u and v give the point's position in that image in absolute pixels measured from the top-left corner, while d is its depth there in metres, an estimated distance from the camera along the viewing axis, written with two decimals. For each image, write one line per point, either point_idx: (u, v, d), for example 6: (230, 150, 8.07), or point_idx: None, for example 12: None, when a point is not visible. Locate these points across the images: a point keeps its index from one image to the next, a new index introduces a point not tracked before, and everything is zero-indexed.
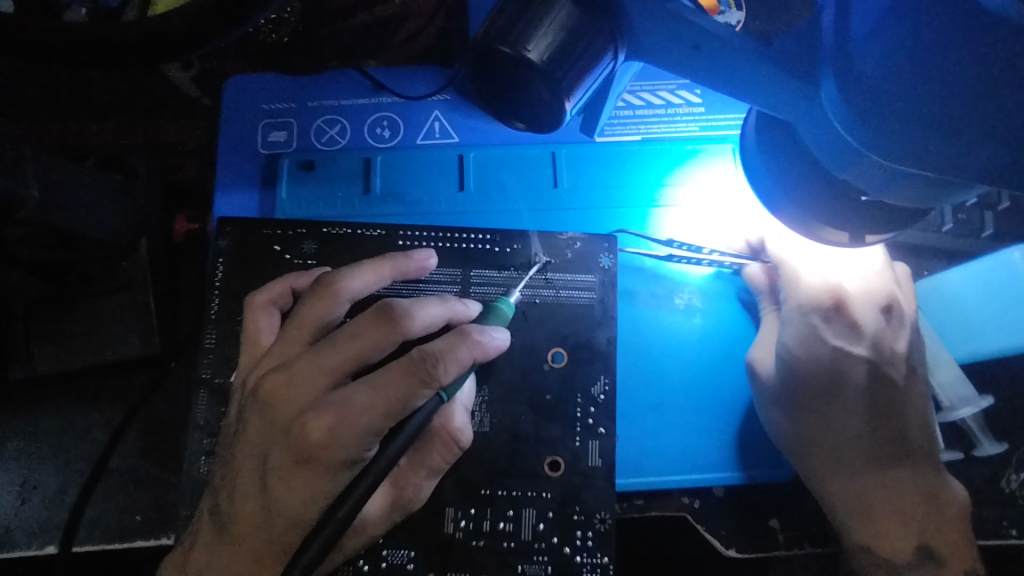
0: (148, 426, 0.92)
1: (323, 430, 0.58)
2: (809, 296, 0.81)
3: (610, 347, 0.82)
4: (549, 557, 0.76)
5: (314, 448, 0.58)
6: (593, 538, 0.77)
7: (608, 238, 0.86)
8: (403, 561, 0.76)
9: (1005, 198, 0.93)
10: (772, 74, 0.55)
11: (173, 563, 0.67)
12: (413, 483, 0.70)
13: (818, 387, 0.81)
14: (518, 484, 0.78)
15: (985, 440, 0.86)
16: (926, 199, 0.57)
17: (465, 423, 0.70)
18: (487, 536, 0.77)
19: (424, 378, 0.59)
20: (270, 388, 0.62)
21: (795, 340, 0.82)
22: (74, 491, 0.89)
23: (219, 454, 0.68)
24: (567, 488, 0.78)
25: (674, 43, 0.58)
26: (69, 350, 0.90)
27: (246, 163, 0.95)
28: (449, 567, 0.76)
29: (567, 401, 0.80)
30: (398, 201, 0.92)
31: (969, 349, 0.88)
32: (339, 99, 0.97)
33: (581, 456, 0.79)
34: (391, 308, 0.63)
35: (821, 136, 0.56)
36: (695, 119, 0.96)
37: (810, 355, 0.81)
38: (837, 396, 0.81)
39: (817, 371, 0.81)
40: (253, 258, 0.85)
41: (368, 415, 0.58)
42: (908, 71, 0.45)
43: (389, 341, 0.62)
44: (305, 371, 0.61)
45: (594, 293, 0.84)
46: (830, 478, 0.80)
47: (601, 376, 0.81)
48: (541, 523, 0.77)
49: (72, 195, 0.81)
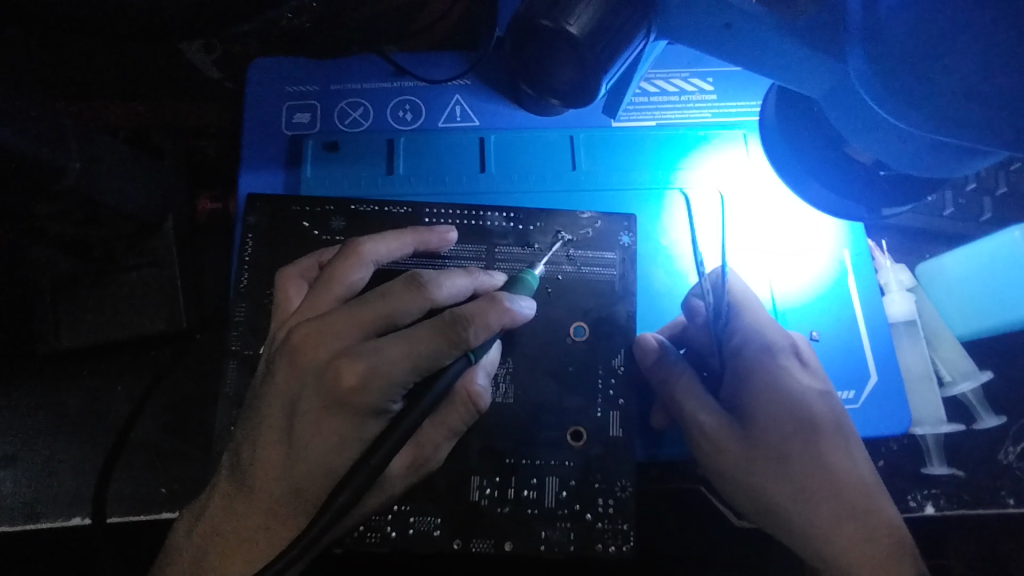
0: (169, 401, 0.94)
1: (357, 375, 0.59)
2: (770, 336, 0.80)
3: (630, 322, 0.85)
4: (571, 524, 0.79)
5: (347, 393, 0.59)
6: (614, 505, 0.80)
7: (628, 218, 0.89)
8: (430, 528, 0.78)
9: (1002, 183, 0.97)
10: (800, 50, 0.58)
11: (194, 517, 0.69)
12: (432, 442, 0.71)
13: (789, 429, 0.74)
14: (539, 453, 0.80)
15: (984, 413, 0.91)
16: (941, 171, 0.60)
17: (484, 388, 0.71)
18: (511, 503, 0.79)
19: (454, 339, 0.60)
20: (299, 338, 0.63)
21: (758, 383, 0.77)
22: (98, 466, 0.91)
23: (243, 411, 0.69)
24: (589, 458, 0.80)
25: (706, 23, 0.60)
26: (95, 324, 0.91)
27: (270, 144, 0.97)
28: (474, 533, 0.78)
29: (588, 372, 0.83)
30: (420, 181, 0.95)
31: (972, 328, 0.93)
32: (362, 83, 1.00)
33: (603, 426, 0.82)
34: (419, 275, 0.66)
35: (847, 107, 0.59)
36: (708, 106, 0.99)
37: (770, 404, 0.75)
38: (818, 440, 0.74)
39: (776, 416, 0.75)
40: (285, 234, 0.88)
41: (398, 365, 0.59)
42: (928, 40, 0.48)
43: (418, 304, 0.65)
44: (336, 323, 0.63)
45: (615, 270, 0.87)
46: (817, 514, 0.72)
47: (621, 349, 0.84)
48: (564, 491, 0.79)
49: (105, 168, 0.84)
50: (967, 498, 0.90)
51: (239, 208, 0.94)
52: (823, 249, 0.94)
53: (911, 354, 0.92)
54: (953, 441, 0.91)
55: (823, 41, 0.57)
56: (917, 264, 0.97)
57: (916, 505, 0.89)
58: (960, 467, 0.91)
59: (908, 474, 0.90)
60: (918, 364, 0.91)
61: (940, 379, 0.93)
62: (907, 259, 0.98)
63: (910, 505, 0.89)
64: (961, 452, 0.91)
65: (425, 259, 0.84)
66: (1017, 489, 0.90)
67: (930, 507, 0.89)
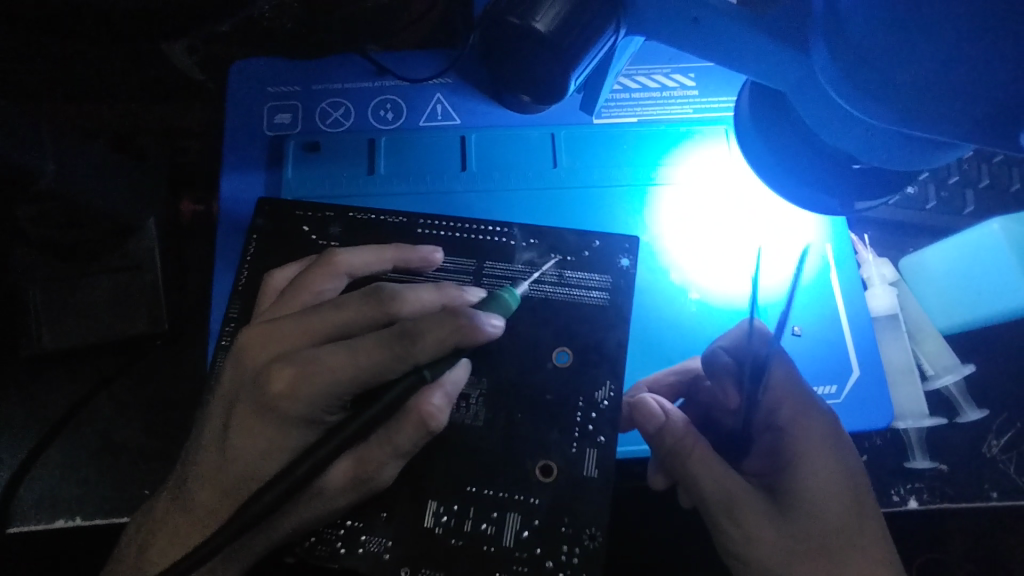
0: (155, 402, 0.95)
1: (285, 381, 0.64)
2: (816, 412, 0.77)
3: (618, 351, 0.83)
4: (529, 569, 0.76)
5: (275, 398, 0.65)
6: (578, 555, 0.77)
7: (628, 240, 0.88)
8: (379, 549, 0.78)
9: (985, 176, 0.97)
10: (767, 44, 0.57)
11: (174, 516, 0.70)
12: (376, 462, 0.71)
13: (834, 521, 0.72)
14: (508, 487, 0.79)
15: (966, 407, 0.91)
16: (913, 164, 0.59)
17: (439, 408, 0.70)
18: (467, 537, 0.78)
19: (400, 353, 0.63)
20: (251, 337, 0.70)
21: (807, 463, 0.74)
22: (26, 452, 0.92)
23: (219, 410, 0.70)
24: (559, 493, 0.79)
25: (675, 19, 0.61)
26: (79, 327, 0.91)
27: (251, 145, 0.97)
28: (424, 563, 0.77)
29: (567, 404, 0.81)
30: (402, 181, 0.95)
31: (955, 322, 0.93)
32: (342, 83, 1.00)
33: (577, 464, 0.80)
34: (382, 289, 0.70)
35: (817, 102, 0.58)
36: (689, 102, 0.99)
37: (817, 486, 0.73)
38: (861, 529, 0.72)
39: (824, 502, 0.72)
40: (284, 239, 0.88)
41: (335, 374, 0.64)
42: (892, 31, 0.48)
43: (371, 317, 0.69)
44: (290, 329, 0.69)
45: (605, 293, 0.86)
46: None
47: (606, 382, 0.82)
48: (526, 531, 0.78)
49: (84, 171, 0.84)
50: (950, 493, 0.89)
51: (222, 210, 0.94)
52: (806, 245, 0.93)
53: (894, 349, 0.92)
54: (936, 435, 0.91)
55: (788, 34, 0.56)
56: (900, 259, 0.97)
57: (899, 499, 0.88)
58: (942, 461, 0.90)
59: (892, 469, 0.89)
60: (900, 359, 0.91)
61: (923, 373, 0.93)
62: (890, 253, 0.97)
63: (893, 499, 0.88)
64: (944, 447, 0.91)
65: (406, 276, 0.84)
66: (1000, 482, 0.90)
67: (912, 502, 0.88)
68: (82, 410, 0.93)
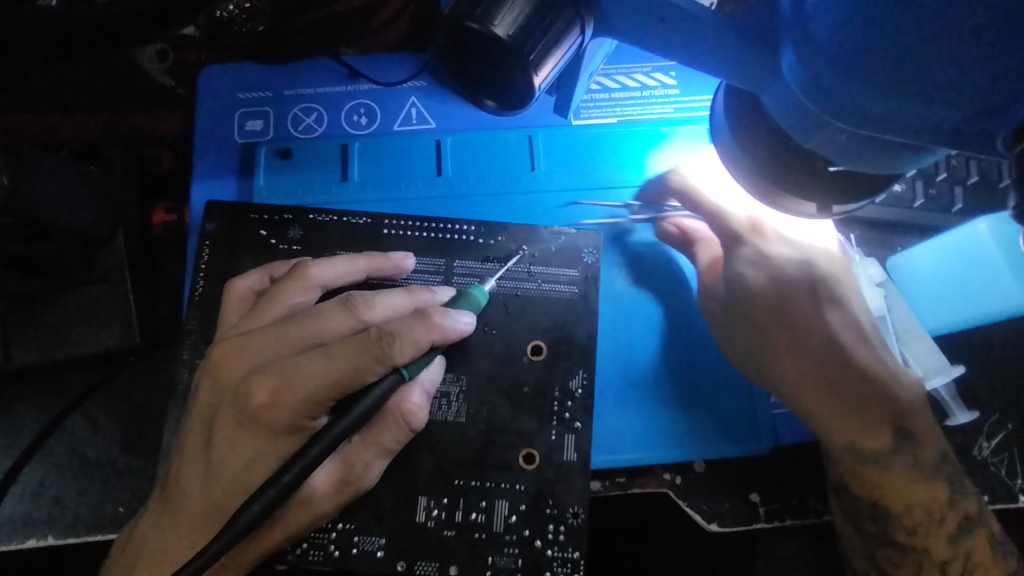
0: (128, 416, 0.93)
1: (265, 393, 0.63)
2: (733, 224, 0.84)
3: (590, 343, 0.82)
4: (519, 550, 0.76)
5: (258, 408, 0.63)
6: (565, 532, 0.77)
7: (596, 234, 0.87)
8: (373, 548, 0.76)
9: (974, 172, 0.94)
10: (736, 45, 0.55)
11: (145, 536, 0.69)
12: (362, 461, 0.70)
13: (778, 301, 0.79)
14: (492, 475, 0.78)
15: (956, 410, 0.88)
16: (890, 165, 0.56)
17: (419, 406, 0.70)
18: (458, 527, 0.77)
19: (378, 355, 0.63)
20: (222, 353, 0.67)
21: (745, 266, 0.81)
22: (19, 452, 0.91)
23: (187, 424, 0.68)
24: (541, 481, 0.78)
25: (641, 18, 0.58)
26: (46, 342, 0.89)
27: (221, 152, 0.95)
28: (419, 556, 0.76)
29: (544, 395, 0.80)
30: (375, 186, 0.93)
31: (943, 322, 0.91)
32: (315, 88, 0.98)
33: (557, 450, 0.79)
34: (353, 296, 0.70)
35: (783, 107, 0.56)
36: (670, 101, 0.97)
37: (758, 279, 0.80)
38: (804, 301, 0.79)
39: (760, 290, 0.80)
40: (240, 243, 0.86)
41: (314, 380, 0.62)
42: (865, 37, 0.45)
43: (347, 325, 0.68)
44: (259, 338, 0.67)
45: (577, 288, 0.84)
46: (800, 376, 0.78)
47: (580, 371, 0.81)
48: (514, 515, 0.77)
49: (44, 186, 0.81)
50: None
51: (192, 219, 0.92)
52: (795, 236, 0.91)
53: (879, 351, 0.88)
54: None
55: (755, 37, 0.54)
56: (888, 258, 0.94)
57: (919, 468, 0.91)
58: None
59: None
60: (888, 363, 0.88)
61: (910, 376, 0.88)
62: (877, 252, 0.95)
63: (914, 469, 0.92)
64: None
65: (381, 285, 0.82)
66: (993, 486, 0.88)
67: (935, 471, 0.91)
68: (68, 413, 0.91)
